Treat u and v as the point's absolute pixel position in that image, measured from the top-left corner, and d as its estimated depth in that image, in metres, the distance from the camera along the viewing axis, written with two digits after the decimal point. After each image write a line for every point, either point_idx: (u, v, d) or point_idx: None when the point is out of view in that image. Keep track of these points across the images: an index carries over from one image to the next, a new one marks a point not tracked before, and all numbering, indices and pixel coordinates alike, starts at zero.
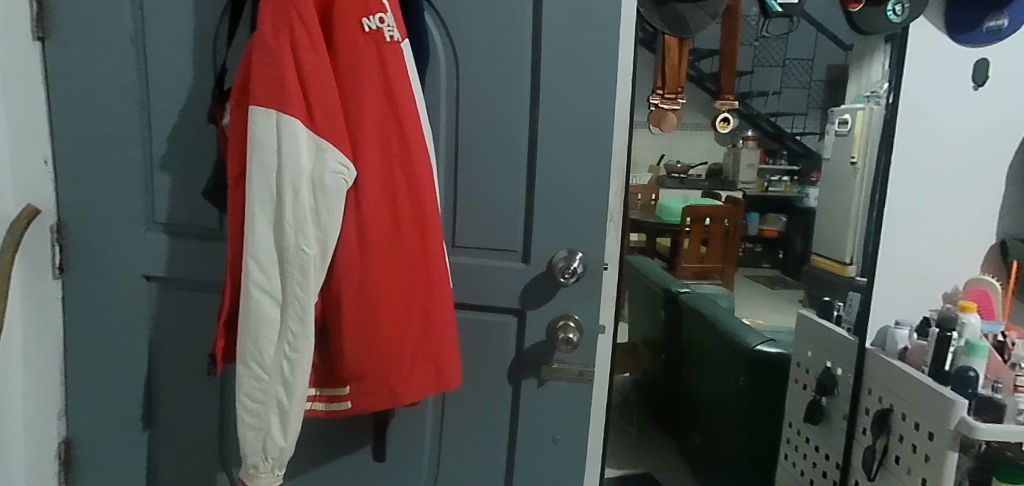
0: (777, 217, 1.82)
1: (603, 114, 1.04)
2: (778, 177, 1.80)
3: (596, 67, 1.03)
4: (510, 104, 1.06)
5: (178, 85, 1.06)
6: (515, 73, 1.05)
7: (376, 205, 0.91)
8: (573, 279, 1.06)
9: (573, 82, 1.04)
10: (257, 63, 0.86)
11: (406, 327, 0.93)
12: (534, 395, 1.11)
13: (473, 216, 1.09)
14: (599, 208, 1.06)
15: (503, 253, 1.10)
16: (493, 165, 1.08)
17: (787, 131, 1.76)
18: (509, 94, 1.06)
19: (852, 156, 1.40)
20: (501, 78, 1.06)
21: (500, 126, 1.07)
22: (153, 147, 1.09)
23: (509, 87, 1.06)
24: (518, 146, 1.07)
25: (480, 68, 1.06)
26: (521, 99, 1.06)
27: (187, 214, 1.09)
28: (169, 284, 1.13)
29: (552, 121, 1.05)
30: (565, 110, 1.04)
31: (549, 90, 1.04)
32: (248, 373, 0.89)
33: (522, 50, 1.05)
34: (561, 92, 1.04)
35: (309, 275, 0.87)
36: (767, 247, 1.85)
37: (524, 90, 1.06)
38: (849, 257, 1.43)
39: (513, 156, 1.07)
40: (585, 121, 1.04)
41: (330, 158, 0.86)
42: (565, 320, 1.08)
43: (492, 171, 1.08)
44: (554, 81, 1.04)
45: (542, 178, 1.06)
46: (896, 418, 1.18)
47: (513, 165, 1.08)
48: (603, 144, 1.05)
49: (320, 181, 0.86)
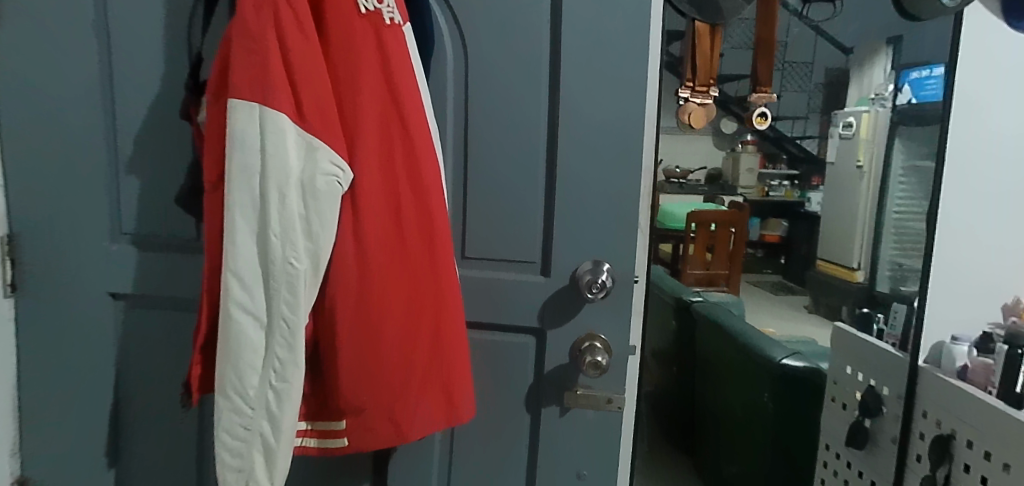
0: (779, 224, 2.64)
1: (633, 106, 0.92)
2: (779, 182, 2.62)
3: (624, 55, 0.91)
4: (526, 98, 0.95)
5: (146, 80, 0.94)
6: (530, 63, 0.94)
7: (376, 210, 0.79)
8: (602, 294, 0.93)
9: (597, 71, 0.92)
10: (235, 48, 0.75)
11: (411, 351, 0.81)
12: (556, 426, 0.99)
13: (485, 224, 0.97)
14: (627, 214, 0.94)
15: (519, 265, 0.98)
16: (508, 167, 0.96)
17: (788, 137, 2.47)
18: (525, 87, 0.94)
19: (863, 159, 1.72)
20: (515, 69, 0.94)
21: (510, 121, 0.95)
22: (119, 148, 0.96)
23: (523, 78, 0.94)
24: (535, 143, 0.95)
25: (492, 58, 0.94)
26: (538, 90, 0.94)
27: (159, 223, 0.97)
28: (139, 304, 1.00)
29: (572, 117, 0.93)
30: (588, 105, 0.93)
31: (570, 81, 0.92)
32: (229, 406, 0.77)
33: (537, 35, 0.93)
34: (583, 82, 0.92)
35: (298, 294, 0.75)
36: (768, 253, 2.68)
37: (541, 80, 0.94)
38: (858, 261, 1.84)
39: (528, 157, 0.96)
40: (613, 115, 0.93)
41: (322, 158, 0.75)
42: (592, 341, 0.95)
43: (506, 172, 0.96)
44: (576, 69, 0.92)
45: (563, 181, 0.94)
46: (960, 446, 1.05)
47: (529, 164, 0.96)
48: (632, 141, 0.93)
49: (312, 182, 0.75)
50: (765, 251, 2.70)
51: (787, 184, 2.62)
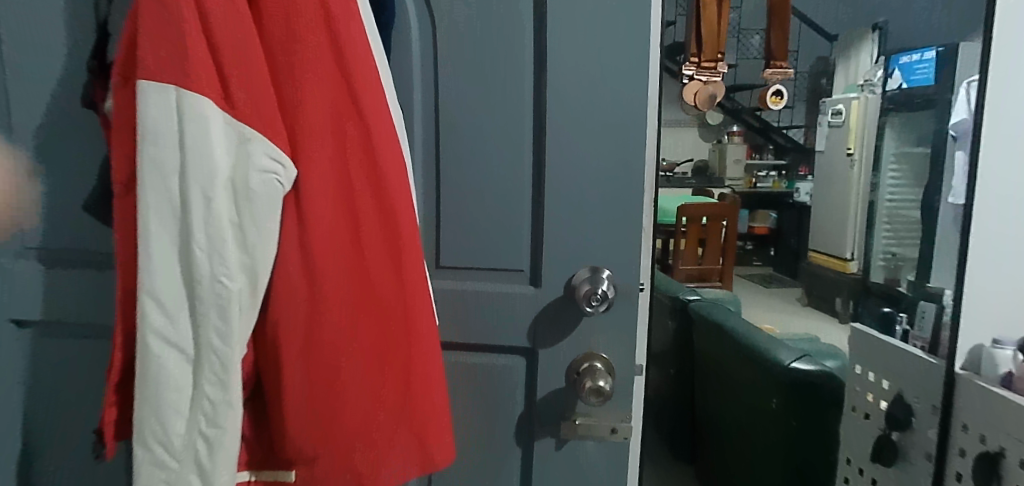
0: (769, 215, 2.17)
1: (633, 93, 0.80)
2: (766, 173, 2.18)
3: (624, 39, 0.78)
4: (506, 92, 0.82)
5: (54, 73, 0.81)
6: (510, 51, 0.82)
7: (328, 215, 0.65)
8: (603, 306, 0.80)
9: (592, 53, 0.79)
10: (144, 17, 0.60)
11: (375, 387, 0.67)
12: (550, 462, 0.87)
13: (461, 230, 0.85)
14: (629, 219, 0.82)
15: (504, 274, 0.85)
16: (489, 169, 0.84)
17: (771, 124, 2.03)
18: (504, 77, 0.82)
19: (852, 146, 1.91)
20: (493, 59, 0.82)
21: (489, 117, 0.83)
22: (25, 150, 0.83)
23: (503, 69, 0.82)
24: (520, 141, 0.83)
25: (465, 45, 0.82)
26: (520, 82, 0.82)
27: (75, 238, 0.84)
28: (57, 330, 0.87)
29: (562, 112, 0.80)
30: (582, 98, 0.80)
31: (558, 65, 0.80)
32: (150, 458, 0.63)
33: (518, 12, 0.81)
34: (574, 65, 0.80)
35: (231, 321, 0.61)
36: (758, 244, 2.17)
37: (524, 65, 0.82)
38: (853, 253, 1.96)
39: (511, 159, 0.83)
40: (609, 103, 0.80)
41: (256, 152, 0.60)
42: (591, 362, 0.82)
43: (484, 177, 0.84)
44: (567, 50, 0.79)
45: (553, 185, 0.82)
46: (1008, 464, 0.99)
47: (513, 165, 0.83)
48: (634, 135, 0.80)
49: (244, 182, 0.60)
50: (752, 243, 2.18)
51: (775, 174, 2.24)
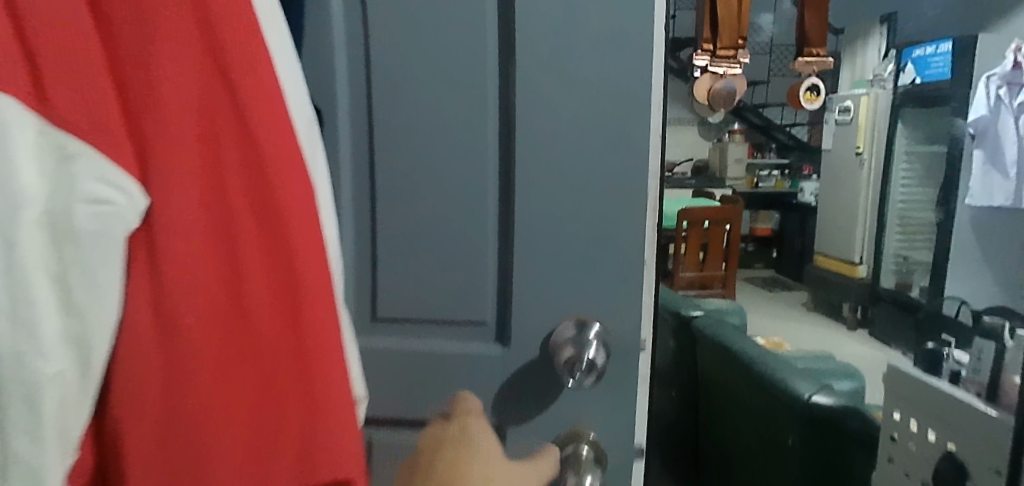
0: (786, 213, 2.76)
1: (615, 142, 0.69)
2: None
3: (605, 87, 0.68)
4: (465, 140, 0.72)
5: None
6: (469, 94, 0.71)
7: (193, 256, 0.41)
8: (589, 378, 0.71)
9: (563, 93, 0.69)
10: None
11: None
12: None
13: (406, 289, 0.76)
14: (614, 287, 0.72)
15: (465, 334, 0.76)
16: (443, 226, 0.74)
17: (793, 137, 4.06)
18: (463, 124, 0.72)
19: None
20: (449, 103, 0.71)
21: (445, 168, 0.73)
22: None
23: (462, 114, 0.71)
24: (480, 195, 0.73)
25: (416, 86, 0.71)
26: (480, 130, 0.71)
27: None
28: None
29: (531, 166, 0.70)
30: (556, 151, 0.70)
31: (524, 106, 0.69)
32: None
33: (481, 50, 0.70)
34: (544, 109, 0.69)
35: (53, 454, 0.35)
36: None
37: (485, 105, 0.71)
38: None
39: (467, 215, 0.73)
40: (587, 152, 0.69)
41: (85, 172, 0.36)
42: (577, 443, 0.74)
43: (438, 234, 0.74)
44: (535, 92, 0.69)
45: (521, 247, 0.72)
46: None
47: (470, 223, 0.73)
48: (618, 195, 0.70)
49: (65, 214, 0.35)
50: None
51: None
